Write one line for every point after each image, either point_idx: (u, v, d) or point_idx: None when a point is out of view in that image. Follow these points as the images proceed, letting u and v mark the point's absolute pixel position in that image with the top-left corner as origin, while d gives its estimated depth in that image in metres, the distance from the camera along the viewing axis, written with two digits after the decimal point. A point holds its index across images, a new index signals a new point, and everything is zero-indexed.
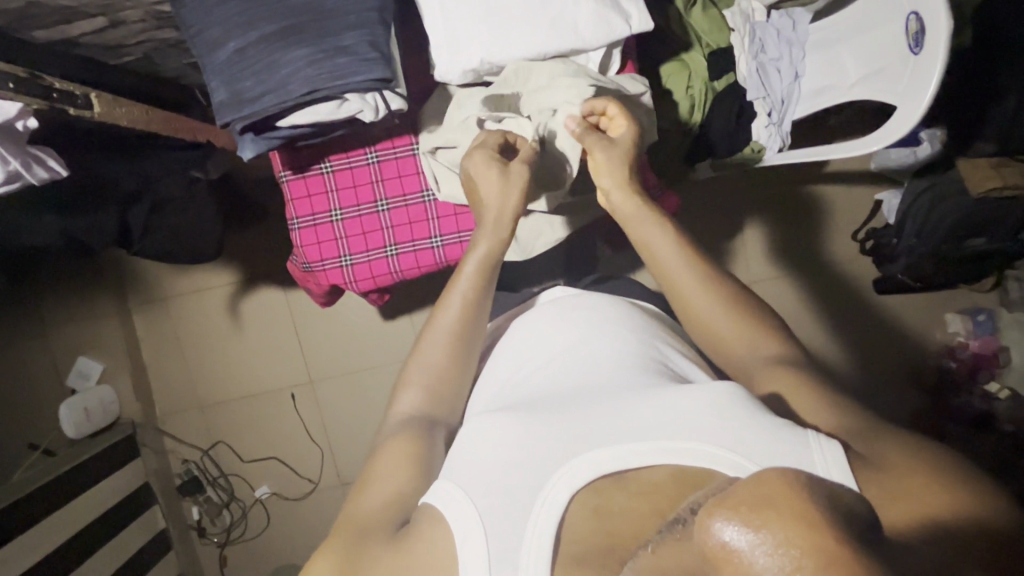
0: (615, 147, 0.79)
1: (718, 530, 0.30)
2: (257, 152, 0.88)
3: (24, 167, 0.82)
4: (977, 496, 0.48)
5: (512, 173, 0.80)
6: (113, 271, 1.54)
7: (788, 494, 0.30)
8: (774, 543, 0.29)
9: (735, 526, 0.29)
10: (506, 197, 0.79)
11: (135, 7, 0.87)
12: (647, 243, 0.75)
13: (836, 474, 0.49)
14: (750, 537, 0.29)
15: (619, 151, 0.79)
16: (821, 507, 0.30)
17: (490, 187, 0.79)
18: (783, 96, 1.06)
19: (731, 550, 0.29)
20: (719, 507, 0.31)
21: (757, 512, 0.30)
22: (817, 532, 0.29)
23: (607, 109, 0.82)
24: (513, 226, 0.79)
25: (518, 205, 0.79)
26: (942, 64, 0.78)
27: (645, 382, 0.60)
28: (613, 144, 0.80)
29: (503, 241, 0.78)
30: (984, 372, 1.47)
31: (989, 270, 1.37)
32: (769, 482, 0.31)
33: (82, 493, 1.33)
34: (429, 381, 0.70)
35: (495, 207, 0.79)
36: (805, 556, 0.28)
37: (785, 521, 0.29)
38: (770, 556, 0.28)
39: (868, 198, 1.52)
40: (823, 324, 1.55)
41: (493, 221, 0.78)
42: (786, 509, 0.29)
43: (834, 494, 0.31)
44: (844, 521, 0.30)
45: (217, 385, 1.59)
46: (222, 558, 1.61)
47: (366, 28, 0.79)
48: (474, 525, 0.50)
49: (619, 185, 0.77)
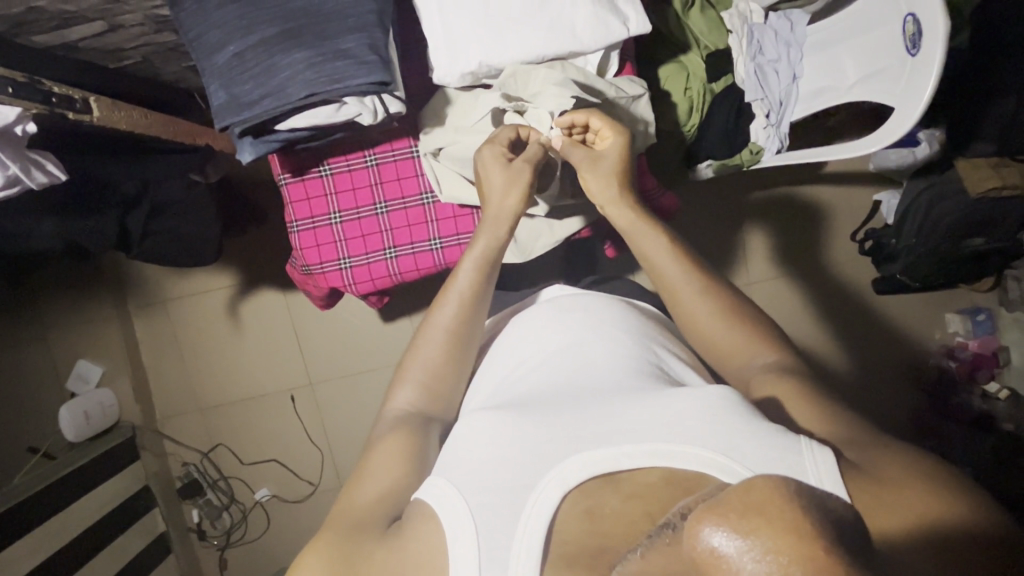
0: (599, 166, 0.79)
1: (706, 536, 0.30)
2: (255, 156, 0.88)
3: (23, 172, 0.82)
4: (967, 502, 0.48)
5: (516, 169, 0.80)
6: (113, 274, 1.54)
7: (777, 501, 0.30)
8: (762, 550, 0.29)
9: (723, 532, 0.30)
10: (506, 196, 0.79)
11: (134, 11, 0.88)
12: (648, 255, 0.75)
13: (828, 482, 0.49)
14: (737, 543, 0.29)
15: (611, 165, 0.79)
16: (811, 515, 0.30)
17: (495, 183, 0.80)
18: (782, 97, 1.07)
19: (719, 556, 0.29)
20: (708, 513, 0.31)
21: (746, 519, 0.30)
22: (807, 541, 0.29)
23: (590, 121, 0.81)
24: (509, 226, 0.80)
25: (520, 207, 0.80)
26: (939, 65, 0.78)
27: (640, 383, 0.60)
28: (597, 162, 0.79)
29: (500, 239, 0.78)
30: (983, 372, 1.47)
31: (987, 270, 1.37)
32: (757, 489, 0.31)
33: (81, 497, 1.33)
34: (425, 378, 0.70)
35: (494, 207, 0.79)
36: (792, 563, 0.29)
37: (775, 530, 0.29)
38: (758, 562, 0.29)
39: (867, 198, 1.52)
40: (823, 325, 1.55)
41: (490, 221, 0.79)
42: (775, 518, 0.29)
43: (826, 502, 0.31)
44: (834, 530, 0.30)
45: (217, 387, 1.59)
46: (222, 561, 1.60)
47: (365, 32, 0.80)
48: (465, 523, 0.50)
49: (614, 200, 0.78)
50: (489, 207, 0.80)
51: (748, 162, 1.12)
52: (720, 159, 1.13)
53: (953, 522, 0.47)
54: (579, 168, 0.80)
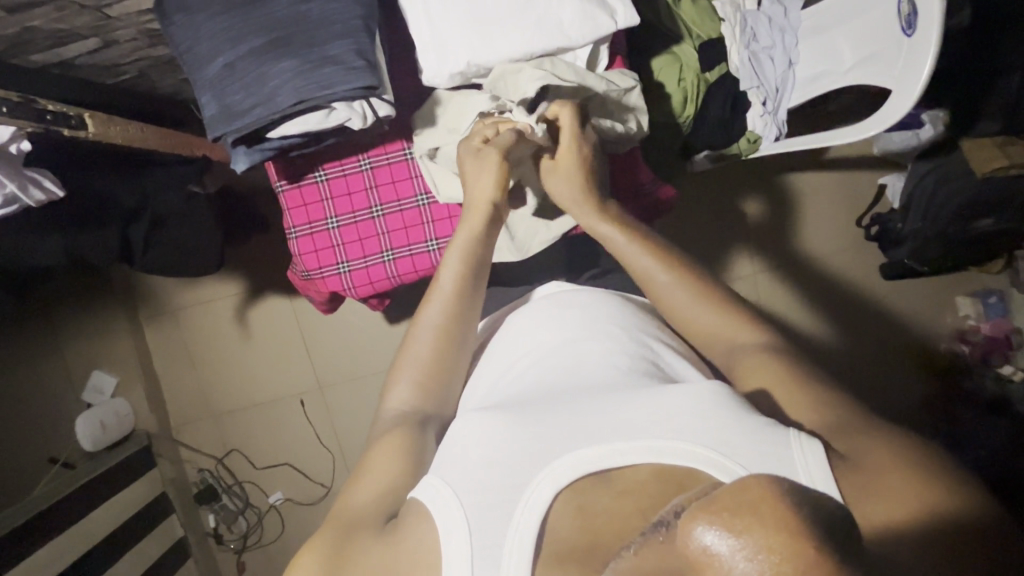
0: (562, 168, 0.82)
1: (699, 534, 0.30)
2: (250, 165, 0.88)
3: (21, 190, 0.85)
4: (963, 496, 0.47)
5: (487, 153, 0.80)
6: (123, 285, 1.57)
7: (770, 499, 0.30)
8: (754, 548, 0.29)
9: (716, 531, 0.30)
10: (480, 184, 0.80)
11: (127, 27, 0.90)
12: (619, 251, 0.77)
13: (820, 482, 0.48)
14: (730, 542, 0.30)
15: (569, 168, 0.82)
16: (801, 513, 0.30)
17: (468, 173, 0.82)
18: (778, 84, 1.06)
19: (712, 554, 0.30)
20: (700, 512, 0.31)
21: (739, 517, 0.30)
22: (798, 539, 0.29)
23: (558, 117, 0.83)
24: (490, 220, 0.80)
25: (494, 198, 0.80)
26: (935, 43, 0.77)
27: (632, 381, 0.60)
28: (557, 166, 0.82)
29: (482, 230, 0.79)
30: (997, 355, 1.44)
31: (998, 251, 1.35)
32: (752, 488, 0.31)
33: (102, 503, 1.36)
34: (417, 375, 0.71)
35: (476, 199, 0.80)
36: (784, 561, 0.29)
37: (766, 527, 0.30)
38: (749, 561, 0.29)
39: (872, 182, 1.50)
40: (831, 311, 1.53)
41: (469, 214, 0.80)
42: (768, 516, 0.30)
43: (812, 498, 0.32)
44: (819, 524, 0.30)
45: (227, 394, 1.61)
46: (239, 564, 1.62)
47: (352, 37, 0.80)
48: (458, 523, 0.51)
49: (575, 200, 0.81)
50: (469, 197, 0.81)
51: (747, 151, 1.11)
52: (718, 150, 1.12)
53: (949, 512, 0.46)
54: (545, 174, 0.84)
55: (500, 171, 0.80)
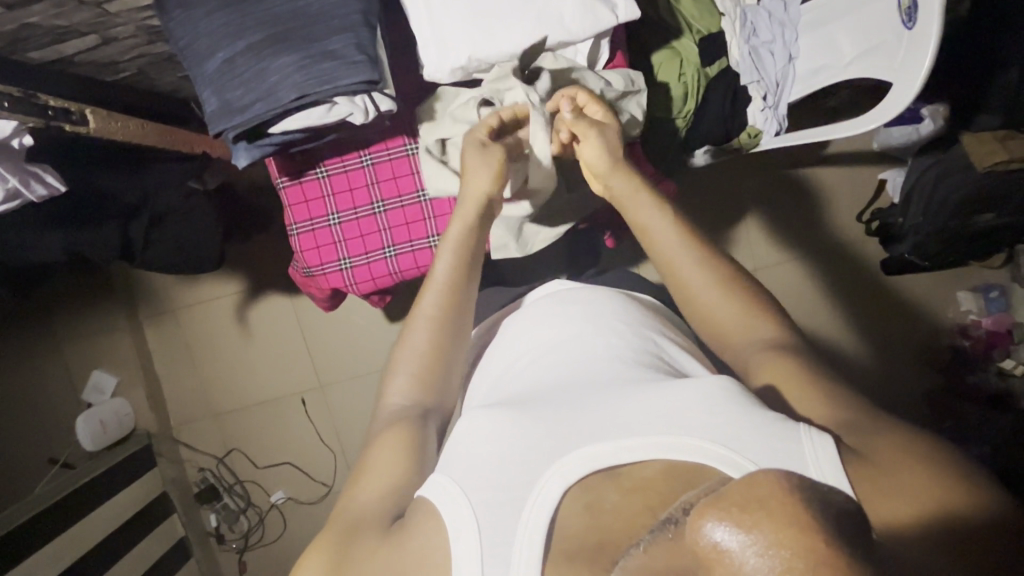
0: (604, 135, 0.79)
1: (709, 531, 0.31)
2: (251, 160, 0.88)
3: (22, 185, 0.84)
4: (972, 490, 0.47)
5: (492, 151, 0.80)
6: (122, 284, 1.57)
7: (779, 494, 0.30)
8: (764, 544, 0.29)
9: (726, 527, 0.30)
10: (474, 181, 0.79)
11: (126, 23, 0.90)
12: (642, 224, 0.75)
13: (831, 478, 0.48)
14: (740, 537, 0.30)
15: (611, 137, 0.79)
16: (812, 509, 0.30)
17: (468, 164, 0.80)
18: (778, 78, 1.03)
19: (722, 550, 0.30)
20: (711, 508, 0.31)
21: (748, 513, 0.30)
22: (808, 534, 0.29)
23: (578, 96, 0.82)
24: (484, 216, 0.79)
25: (491, 191, 0.79)
26: (936, 36, 0.77)
27: (636, 376, 0.60)
28: (602, 131, 0.79)
29: (476, 224, 0.78)
30: (999, 349, 1.43)
31: (998, 246, 1.35)
32: (760, 483, 0.31)
33: (103, 504, 1.36)
34: (415, 369, 0.70)
35: (470, 191, 0.79)
36: (796, 557, 0.29)
37: (775, 522, 0.30)
38: (760, 557, 0.29)
39: (872, 177, 1.50)
40: (832, 307, 1.53)
41: (463, 207, 0.79)
42: (777, 513, 0.30)
43: (822, 495, 0.31)
44: (829, 518, 0.30)
45: (227, 393, 1.60)
46: (240, 563, 1.62)
47: (352, 31, 0.80)
48: (467, 522, 0.50)
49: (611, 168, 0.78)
50: (465, 190, 0.80)
51: (748, 145, 1.12)
52: (717, 144, 1.14)
53: (958, 507, 0.46)
54: (582, 142, 0.79)
55: (500, 165, 0.80)
